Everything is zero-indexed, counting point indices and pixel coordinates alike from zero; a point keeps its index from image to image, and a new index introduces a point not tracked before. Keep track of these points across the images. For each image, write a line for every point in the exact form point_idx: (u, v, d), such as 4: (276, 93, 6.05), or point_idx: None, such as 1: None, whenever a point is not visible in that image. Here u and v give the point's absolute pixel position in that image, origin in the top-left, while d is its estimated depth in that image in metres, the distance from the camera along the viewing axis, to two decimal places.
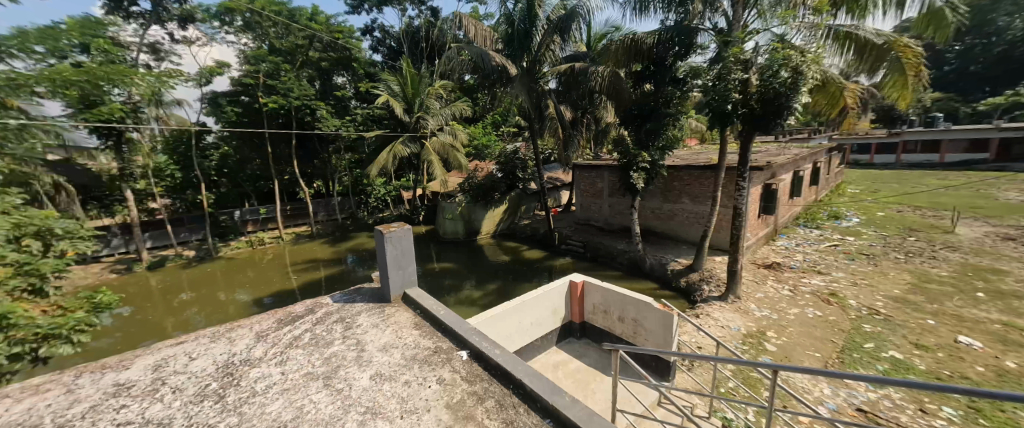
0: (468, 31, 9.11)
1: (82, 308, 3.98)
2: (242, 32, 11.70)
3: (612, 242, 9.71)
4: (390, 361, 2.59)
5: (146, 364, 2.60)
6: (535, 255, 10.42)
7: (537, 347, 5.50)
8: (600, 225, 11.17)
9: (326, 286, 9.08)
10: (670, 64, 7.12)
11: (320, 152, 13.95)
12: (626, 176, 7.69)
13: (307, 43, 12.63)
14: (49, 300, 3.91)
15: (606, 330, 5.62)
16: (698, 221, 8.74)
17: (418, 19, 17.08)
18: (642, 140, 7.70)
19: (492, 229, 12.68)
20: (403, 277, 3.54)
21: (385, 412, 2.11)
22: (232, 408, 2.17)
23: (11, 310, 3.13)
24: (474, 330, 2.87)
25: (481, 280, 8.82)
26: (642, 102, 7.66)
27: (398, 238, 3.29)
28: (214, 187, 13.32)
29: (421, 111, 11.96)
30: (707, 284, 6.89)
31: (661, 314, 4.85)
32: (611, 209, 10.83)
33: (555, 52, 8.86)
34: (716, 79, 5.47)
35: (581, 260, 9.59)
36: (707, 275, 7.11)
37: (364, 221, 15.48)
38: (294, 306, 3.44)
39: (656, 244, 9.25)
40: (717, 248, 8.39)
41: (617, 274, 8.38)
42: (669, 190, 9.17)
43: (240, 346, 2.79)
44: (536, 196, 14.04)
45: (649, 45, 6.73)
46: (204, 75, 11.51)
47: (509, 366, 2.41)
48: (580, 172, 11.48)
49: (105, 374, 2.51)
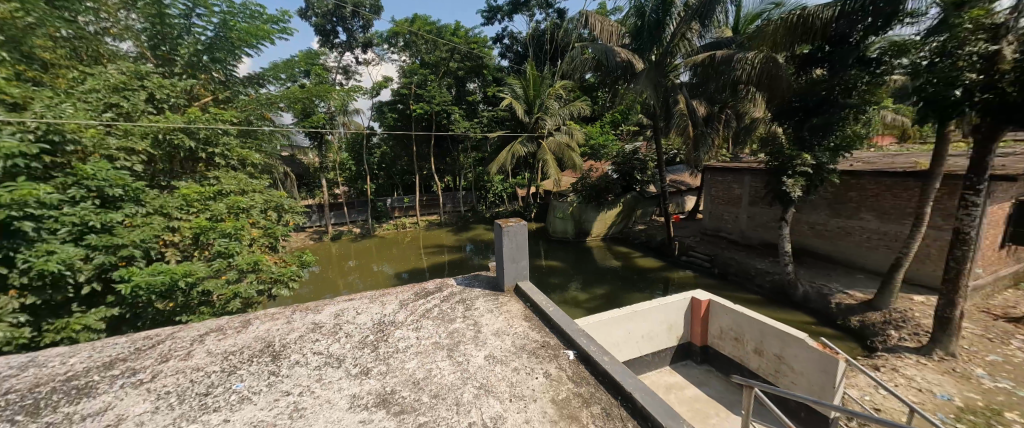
0: (593, 28, 8.66)
1: (294, 263, 5.52)
2: (402, 52, 15.18)
3: (750, 259, 8.18)
4: (503, 345, 2.78)
5: (330, 312, 3.40)
6: (648, 264, 9.56)
7: (647, 363, 5.09)
8: (734, 238, 9.56)
9: (449, 269, 10.27)
10: (859, 40, 5.46)
11: (452, 151, 15.93)
12: (777, 181, 6.40)
13: (449, 55, 14.35)
14: (278, 255, 5.58)
15: (737, 359, 4.85)
16: (884, 244, 6.63)
17: (545, 22, 17.25)
18: (802, 138, 6.37)
19: (603, 231, 12.18)
20: (514, 270, 3.71)
21: (496, 391, 2.28)
22: (382, 358, 2.67)
23: (258, 259, 4.57)
24: (582, 332, 2.85)
25: (587, 283, 8.63)
26: (807, 91, 6.14)
27: (514, 233, 3.46)
28: (375, 179, 16.55)
29: (541, 111, 12.38)
30: (893, 328, 5.14)
31: (819, 355, 3.95)
32: (750, 220, 9.14)
33: (691, 41, 8.07)
34: (937, 54, 4.18)
35: (706, 276, 8.37)
36: (896, 316, 5.29)
37: (483, 214, 16.93)
38: (427, 283, 3.99)
39: (813, 268, 7.41)
40: (915, 284, 6.19)
41: (752, 298, 7.04)
42: (840, 202, 7.23)
43: (389, 309, 3.39)
44: (654, 199, 12.95)
45: (825, 21, 5.42)
46: (375, 89, 14.35)
47: (618, 375, 2.31)
48: (713, 175, 10.03)
49: (306, 314, 3.38)
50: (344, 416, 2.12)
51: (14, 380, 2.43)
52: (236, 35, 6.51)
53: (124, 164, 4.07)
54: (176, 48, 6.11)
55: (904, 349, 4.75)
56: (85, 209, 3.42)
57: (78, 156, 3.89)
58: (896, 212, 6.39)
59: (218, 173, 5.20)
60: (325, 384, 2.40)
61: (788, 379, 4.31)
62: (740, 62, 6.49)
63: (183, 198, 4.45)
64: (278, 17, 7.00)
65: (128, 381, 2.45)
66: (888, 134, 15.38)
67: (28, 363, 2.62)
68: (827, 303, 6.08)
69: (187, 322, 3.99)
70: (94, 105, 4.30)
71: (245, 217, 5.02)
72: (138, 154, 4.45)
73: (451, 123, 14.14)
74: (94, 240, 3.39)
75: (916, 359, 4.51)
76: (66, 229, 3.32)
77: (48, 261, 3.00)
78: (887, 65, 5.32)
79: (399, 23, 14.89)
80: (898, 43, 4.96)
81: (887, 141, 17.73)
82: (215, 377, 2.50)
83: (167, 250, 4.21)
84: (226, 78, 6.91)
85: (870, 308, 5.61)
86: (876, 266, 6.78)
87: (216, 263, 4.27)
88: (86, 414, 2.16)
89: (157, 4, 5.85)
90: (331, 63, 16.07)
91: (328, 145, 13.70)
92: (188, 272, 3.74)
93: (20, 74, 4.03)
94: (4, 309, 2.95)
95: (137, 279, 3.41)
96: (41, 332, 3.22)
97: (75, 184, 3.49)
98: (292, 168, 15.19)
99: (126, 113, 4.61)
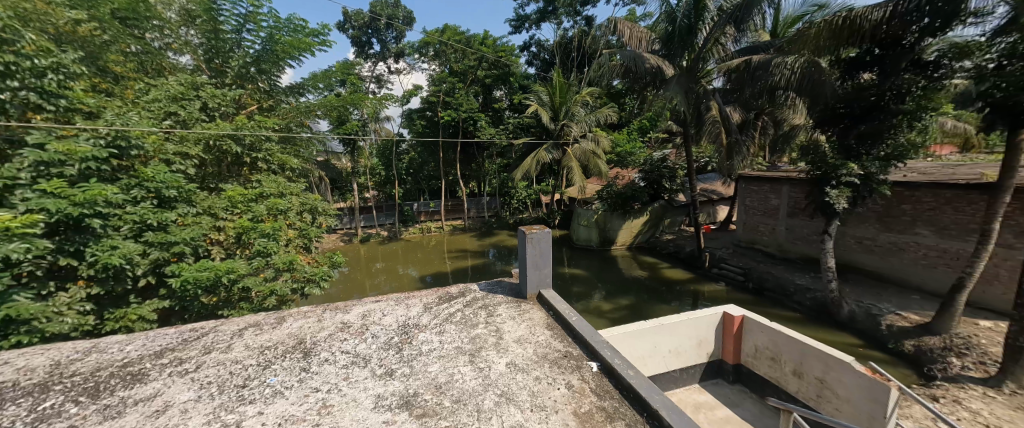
0: (621, 35, 8.56)
1: (326, 264, 5.79)
2: (432, 61, 15.60)
3: (788, 274, 7.70)
4: (525, 353, 2.76)
5: (358, 312, 3.50)
6: (676, 275, 9.21)
7: (675, 379, 4.87)
8: (770, 251, 9.06)
9: (472, 275, 10.36)
10: (914, 42, 5.13)
11: (477, 157, 16.14)
12: (820, 192, 6.02)
13: (476, 64, 14.62)
14: (311, 255, 5.85)
15: (774, 381, 4.56)
16: (943, 263, 6.06)
17: (572, 29, 17.22)
18: (848, 146, 5.88)
19: (629, 241, 11.90)
20: (539, 276, 3.68)
21: (517, 400, 2.26)
22: (406, 360, 2.71)
23: (293, 259, 4.82)
24: (606, 344, 2.78)
25: (611, 293, 8.43)
26: (854, 95, 5.71)
27: (538, 240, 3.43)
28: (402, 184, 17.02)
29: (567, 118, 12.34)
30: (954, 356, 4.65)
31: (868, 381, 3.64)
32: (789, 233, 8.63)
33: (725, 46, 7.84)
34: (1008, 56, 4.05)
35: (739, 291, 7.96)
36: (958, 342, 4.78)
37: (507, 220, 16.99)
38: (450, 287, 4.04)
39: (860, 286, 6.87)
40: (980, 308, 5.60)
41: (791, 316, 6.61)
42: (892, 216, 6.69)
43: (414, 312, 3.46)
44: (684, 208, 12.53)
45: (874, 23, 5.08)
46: (405, 97, 14.84)
47: (644, 391, 2.23)
48: (749, 185, 9.57)
49: (336, 313, 3.51)
50: (369, 415, 2.16)
51: (79, 364, 2.66)
52: (281, 48, 6.91)
53: (179, 168, 4.43)
54: (227, 60, 6.61)
55: (968, 379, 4.29)
56: (144, 209, 3.74)
57: (141, 160, 4.27)
58: (957, 227, 5.83)
59: (260, 177, 5.55)
60: (352, 383, 2.47)
61: (832, 405, 4.00)
62: (779, 66, 6.52)
63: (228, 200, 4.79)
64: (319, 31, 7.43)
65: (175, 369, 2.63)
66: (946, 142, 14.15)
67: (91, 348, 2.87)
68: (876, 324, 5.62)
69: (228, 316, 4.24)
70: (156, 114, 4.72)
71: (283, 219, 5.31)
72: (191, 159, 4.83)
73: (478, 130, 14.38)
74: (151, 237, 3.70)
75: (982, 391, 4.05)
76: (128, 227, 3.65)
77: (112, 255, 3.30)
78: (947, 69, 4.99)
79: (429, 33, 15.36)
80: (961, 44, 4.70)
81: (944, 150, 16.29)
82: (252, 370, 2.63)
83: (212, 248, 4.52)
84: (270, 88, 7.34)
85: (927, 332, 5.12)
86: (934, 286, 6.19)
87: (256, 261, 4.55)
88: (138, 398, 2.33)
89: (213, 20, 6.34)
90: (365, 73, 16.77)
91: (360, 150, 14.30)
92: (231, 269, 3.99)
93: (96, 86, 4.49)
94: (73, 297, 3.26)
95: (186, 274, 3.69)
96: (104, 320, 3.52)
97: (137, 185, 3.83)
98: (326, 172, 15.90)
99: (182, 121, 5.03)
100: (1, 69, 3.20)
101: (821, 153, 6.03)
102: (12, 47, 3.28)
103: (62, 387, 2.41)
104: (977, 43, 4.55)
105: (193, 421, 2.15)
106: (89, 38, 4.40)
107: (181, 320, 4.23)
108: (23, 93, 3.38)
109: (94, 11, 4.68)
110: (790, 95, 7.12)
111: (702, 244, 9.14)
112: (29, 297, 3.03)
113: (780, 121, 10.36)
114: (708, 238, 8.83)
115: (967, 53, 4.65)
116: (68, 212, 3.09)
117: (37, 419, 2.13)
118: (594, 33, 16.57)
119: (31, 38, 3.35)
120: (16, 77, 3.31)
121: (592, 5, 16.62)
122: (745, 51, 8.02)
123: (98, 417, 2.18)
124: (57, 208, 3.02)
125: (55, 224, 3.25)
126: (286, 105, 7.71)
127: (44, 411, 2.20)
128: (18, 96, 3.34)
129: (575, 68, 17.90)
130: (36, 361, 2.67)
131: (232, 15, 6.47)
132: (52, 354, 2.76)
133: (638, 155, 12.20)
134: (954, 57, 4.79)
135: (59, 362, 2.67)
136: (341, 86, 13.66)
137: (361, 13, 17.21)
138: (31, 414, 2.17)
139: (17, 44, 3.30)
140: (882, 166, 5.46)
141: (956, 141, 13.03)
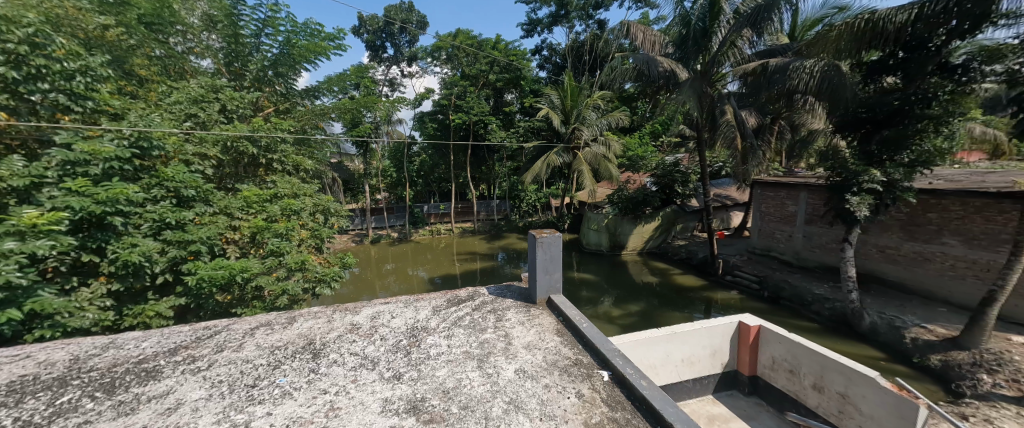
0: (634, 38, 8.49)
1: (337, 264, 5.89)
2: (445, 64, 15.78)
3: (805, 283, 7.49)
4: (535, 360, 2.73)
5: (368, 313, 3.53)
6: (688, 282, 9.05)
7: (688, 390, 4.77)
8: (787, 259, 8.85)
9: (480, 277, 10.38)
10: (940, 45, 5.00)
11: (488, 160, 16.19)
12: (840, 200, 5.85)
13: (488, 67, 14.84)
14: (323, 255, 5.96)
15: (792, 395, 4.43)
16: (972, 274, 5.82)
17: (585, 33, 17.15)
18: (870, 152, 5.68)
19: (640, 246, 11.78)
20: (551, 281, 3.66)
21: (526, 408, 2.24)
22: (413, 363, 2.72)
23: (305, 259, 4.90)
24: (617, 353, 2.74)
25: (621, 299, 8.32)
26: (877, 99, 5.51)
27: (548, 244, 3.41)
28: (413, 185, 17.17)
29: (578, 122, 12.15)
30: (985, 372, 4.44)
31: (894, 399, 3.50)
32: (806, 240, 8.41)
33: (741, 49, 7.70)
34: None
35: (754, 299, 7.78)
36: (989, 358, 4.56)
37: (516, 223, 16.99)
38: (459, 290, 4.04)
39: (882, 297, 6.64)
40: (1012, 322, 5.36)
41: (809, 327, 6.41)
42: (916, 224, 6.48)
43: (422, 315, 3.47)
44: (696, 213, 12.36)
45: (898, 25, 5.01)
46: (417, 100, 15.03)
47: (658, 403, 2.18)
48: (764, 190, 9.36)
49: (346, 314, 3.54)
50: (376, 419, 2.16)
51: (96, 359, 2.73)
52: (297, 52, 7.06)
53: (197, 168, 4.56)
54: (246, 64, 6.80)
55: (1000, 397, 4.10)
56: (163, 208, 3.85)
57: (163, 160, 4.43)
58: (987, 238, 5.61)
59: (274, 178, 5.69)
60: (360, 385, 2.48)
61: (855, 422, 3.86)
62: (797, 70, 6.21)
63: (244, 200, 4.93)
64: (335, 35, 7.59)
65: (188, 367, 2.68)
66: (975, 149, 13.59)
67: (109, 344, 2.95)
68: (900, 337, 5.42)
69: (241, 315, 4.33)
70: (177, 116, 4.88)
71: (296, 219, 5.41)
72: (209, 159, 4.99)
73: (489, 133, 14.47)
74: (169, 236, 3.80)
75: (1017, 410, 3.87)
76: (148, 225, 3.79)
77: (131, 253, 3.39)
78: (976, 73, 4.85)
79: (442, 37, 15.56)
80: (991, 47, 4.68)
81: (972, 156, 15.69)
82: (262, 370, 2.67)
83: (228, 247, 4.66)
84: (287, 90, 7.46)
85: (955, 347, 4.92)
86: (961, 298, 5.95)
87: (270, 260, 4.68)
88: (151, 396, 2.38)
89: (233, 25, 6.52)
90: (379, 76, 17.04)
91: (373, 152, 14.52)
92: (245, 268, 4.07)
93: (122, 89, 4.68)
94: (95, 294, 3.36)
95: (202, 272, 3.76)
96: (123, 316, 3.63)
97: (157, 185, 3.96)
98: (338, 173, 16.12)
99: (202, 123, 5.20)
100: (33, 71, 3.36)
101: (842, 159, 5.87)
102: (43, 51, 3.42)
103: (80, 382, 2.49)
104: (1010, 46, 4.53)
105: (203, 420, 2.18)
106: (116, 42, 4.57)
107: (196, 318, 4.32)
108: (52, 95, 3.51)
109: (121, 16, 4.88)
110: (807, 99, 6.96)
111: (716, 249, 9.00)
112: (54, 292, 3.14)
113: (797, 125, 10.14)
114: (722, 244, 8.70)
115: (998, 57, 4.63)
116: (91, 210, 3.21)
117: (54, 414, 2.20)
118: (606, 37, 16.51)
119: (62, 43, 3.49)
120: (46, 79, 3.46)
121: (605, 9, 16.55)
122: (763, 53, 7.85)
123: (113, 413, 2.23)
124: (81, 205, 3.12)
125: (79, 222, 3.36)
126: (302, 108, 7.85)
127: (61, 405, 2.27)
128: (47, 97, 3.49)
129: (587, 71, 17.87)
130: (56, 355, 2.76)
131: (252, 20, 6.66)
132: (72, 349, 2.84)
133: (649, 159, 11.83)
134: (983, 60, 4.74)
135: (78, 357, 2.75)
136: (354, 89, 13.94)
137: (375, 18, 17.57)
138: (49, 408, 2.23)
139: (48, 48, 3.43)
140: (906, 173, 5.27)
141: (985, 147, 12.59)
